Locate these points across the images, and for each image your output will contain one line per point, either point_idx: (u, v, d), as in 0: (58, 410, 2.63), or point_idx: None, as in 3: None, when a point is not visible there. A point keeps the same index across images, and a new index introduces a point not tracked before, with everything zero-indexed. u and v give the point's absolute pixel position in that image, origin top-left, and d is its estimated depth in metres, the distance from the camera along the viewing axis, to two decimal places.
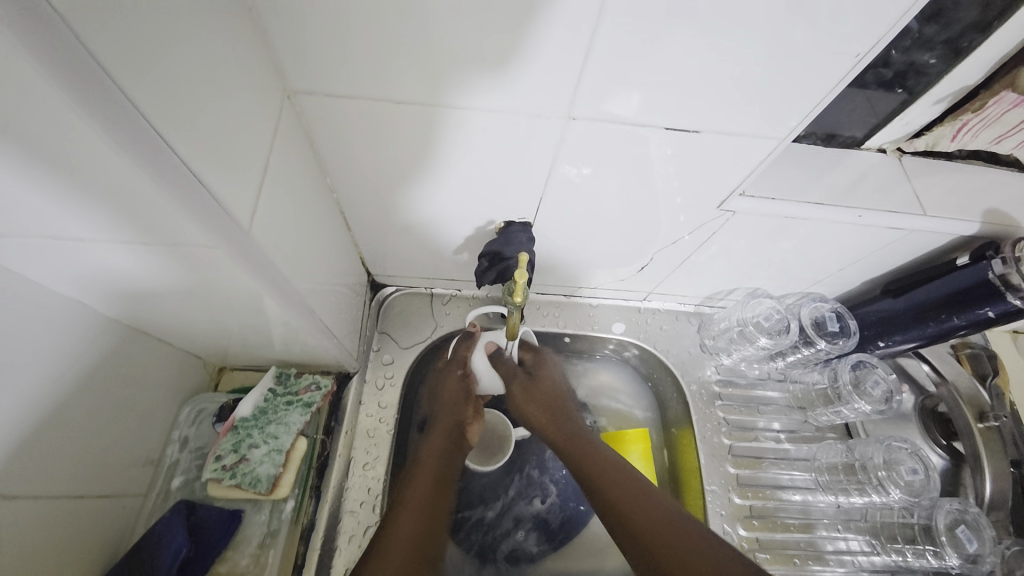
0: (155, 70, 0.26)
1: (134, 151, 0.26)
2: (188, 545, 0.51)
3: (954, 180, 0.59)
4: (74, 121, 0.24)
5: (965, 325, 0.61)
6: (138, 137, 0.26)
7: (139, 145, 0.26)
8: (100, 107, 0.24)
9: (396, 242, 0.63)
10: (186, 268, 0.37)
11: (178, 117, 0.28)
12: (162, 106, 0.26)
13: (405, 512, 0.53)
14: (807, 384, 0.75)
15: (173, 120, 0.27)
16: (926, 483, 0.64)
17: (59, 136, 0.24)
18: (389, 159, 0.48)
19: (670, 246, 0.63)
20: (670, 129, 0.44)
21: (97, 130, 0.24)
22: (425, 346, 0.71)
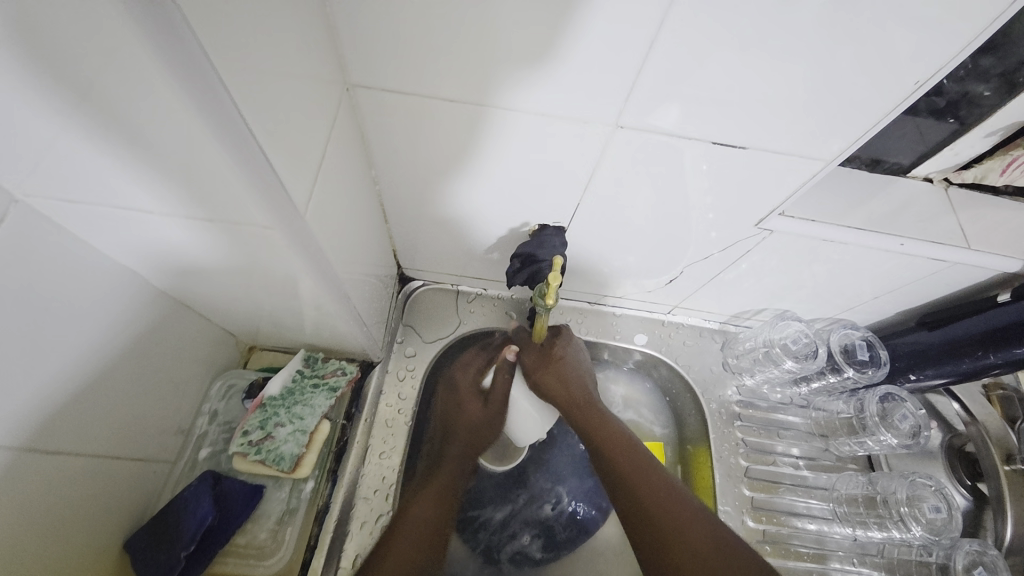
0: (249, 67, 0.28)
1: (218, 134, 0.27)
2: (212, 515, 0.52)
3: (1001, 215, 0.57)
4: (169, 100, 0.25)
5: (1001, 364, 0.59)
6: (226, 125, 0.27)
7: (221, 125, 0.27)
8: (194, 93, 0.25)
9: (429, 237, 0.64)
10: (238, 247, 0.39)
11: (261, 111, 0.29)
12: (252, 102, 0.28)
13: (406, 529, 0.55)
14: (830, 412, 0.74)
15: (257, 107, 0.29)
16: (948, 523, 0.61)
17: (152, 113, 0.26)
18: (434, 155, 0.49)
19: (702, 261, 0.63)
20: (715, 144, 0.44)
21: (189, 112, 0.26)
22: (448, 342, 0.72)
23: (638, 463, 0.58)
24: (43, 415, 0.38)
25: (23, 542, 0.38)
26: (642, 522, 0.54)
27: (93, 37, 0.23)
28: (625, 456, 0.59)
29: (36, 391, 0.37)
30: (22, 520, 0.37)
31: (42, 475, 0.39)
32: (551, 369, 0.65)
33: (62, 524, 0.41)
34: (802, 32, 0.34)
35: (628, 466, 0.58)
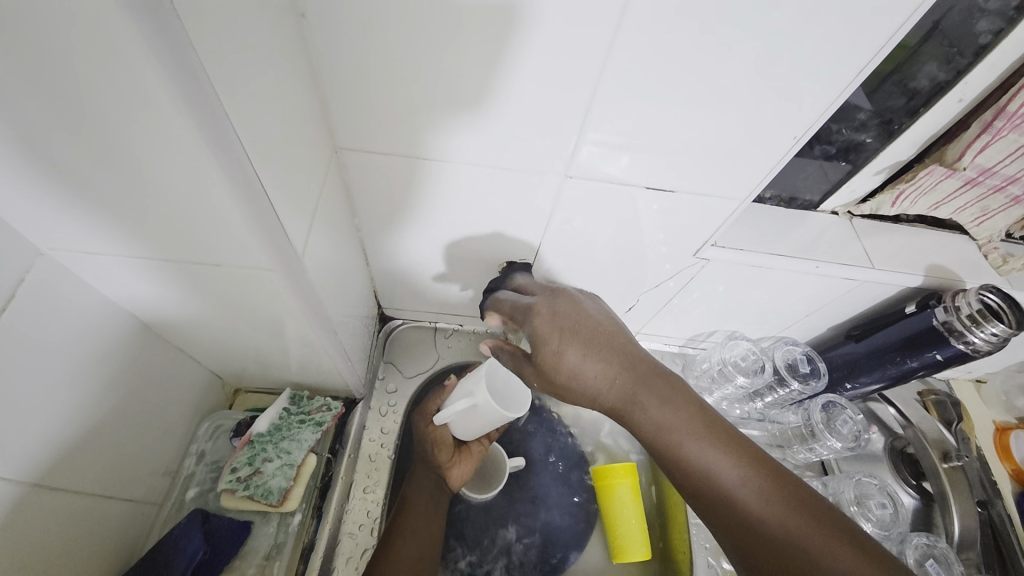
0: (265, 144, 0.34)
1: (241, 196, 0.33)
2: (203, 549, 0.53)
3: (898, 239, 0.67)
4: (205, 172, 0.31)
5: (922, 367, 0.67)
6: (248, 189, 0.33)
7: (244, 189, 0.33)
8: (226, 166, 0.31)
9: (408, 276, 0.69)
10: (235, 288, 0.43)
11: (271, 174, 0.35)
12: (264, 168, 0.34)
13: (403, 542, 0.56)
14: (784, 423, 0.81)
15: (266, 167, 0.35)
16: (895, 518, 0.67)
17: (184, 183, 0.32)
18: (411, 205, 0.56)
19: (655, 290, 0.70)
20: (650, 188, 0.53)
21: (221, 181, 0.31)
22: (427, 376, 0.76)
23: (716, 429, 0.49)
24: (48, 454, 0.41)
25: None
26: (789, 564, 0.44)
27: (141, 124, 0.28)
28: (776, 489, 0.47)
29: (40, 434, 0.40)
30: (23, 557, 0.39)
31: (44, 510, 0.41)
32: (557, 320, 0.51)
33: (50, 569, 0.42)
34: (704, 103, 0.43)
35: (686, 423, 0.50)
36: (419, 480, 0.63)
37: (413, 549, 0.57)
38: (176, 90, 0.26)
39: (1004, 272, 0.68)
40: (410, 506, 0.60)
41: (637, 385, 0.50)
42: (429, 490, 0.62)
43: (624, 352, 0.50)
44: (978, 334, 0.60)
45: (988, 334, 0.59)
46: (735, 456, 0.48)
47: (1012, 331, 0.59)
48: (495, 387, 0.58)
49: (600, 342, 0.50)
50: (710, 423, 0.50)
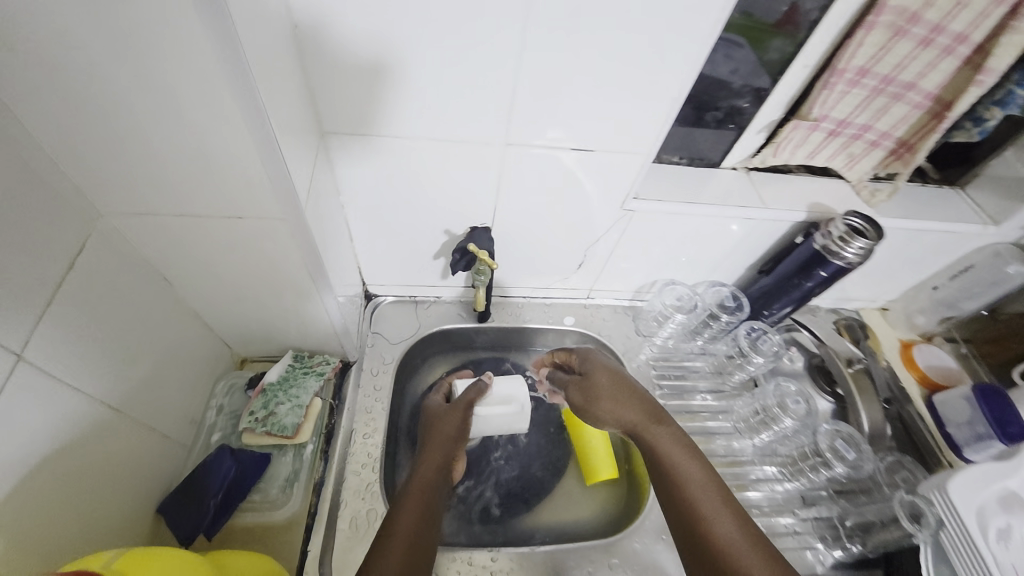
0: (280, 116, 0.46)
1: (268, 156, 0.44)
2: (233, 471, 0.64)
3: (786, 184, 0.83)
4: (242, 137, 0.42)
5: (815, 287, 0.81)
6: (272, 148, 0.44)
7: (271, 149, 0.44)
8: (260, 132, 0.42)
9: (388, 250, 0.81)
10: (253, 241, 0.54)
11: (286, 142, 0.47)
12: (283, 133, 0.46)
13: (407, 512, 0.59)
14: (717, 354, 0.95)
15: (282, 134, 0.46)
16: (808, 411, 0.83)
17: (224, 146, 0.43)
18: (385, 179, 0.68)
19: (596, 244, 0.83)
20: (575, 149, 0.66)
21: (253, 143, 0.43)
22: (410, 342, 0.88)
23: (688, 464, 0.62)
24: (105, 382, 0.50)
25: (85, 483, 0.48)
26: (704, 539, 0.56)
27: (192, 100, 0.39)
28: (713, 491, 0.59)
29: (99, 364, 0.49)
30: (87, 463, 0.48)
31: (100, 431, 0.50)
32: (590, 389, 0.73)
33: (104, 488, 0.51)
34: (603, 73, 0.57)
35: (665, 436, 0.65)
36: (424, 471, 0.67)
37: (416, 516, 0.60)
38: (223, 71, 0.37)
39: (874, 204, 0.83)
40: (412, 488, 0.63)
41: (637, 416, 0.68)
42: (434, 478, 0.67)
43: (633, 400, 0.70)
44: (848, 249, 0.73)
45: (856, 248, 0.73)
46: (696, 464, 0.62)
47: (874, 242, 0.72)
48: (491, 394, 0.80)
49: (615, 394, 0.70)
50: (677, 437, 0.65)
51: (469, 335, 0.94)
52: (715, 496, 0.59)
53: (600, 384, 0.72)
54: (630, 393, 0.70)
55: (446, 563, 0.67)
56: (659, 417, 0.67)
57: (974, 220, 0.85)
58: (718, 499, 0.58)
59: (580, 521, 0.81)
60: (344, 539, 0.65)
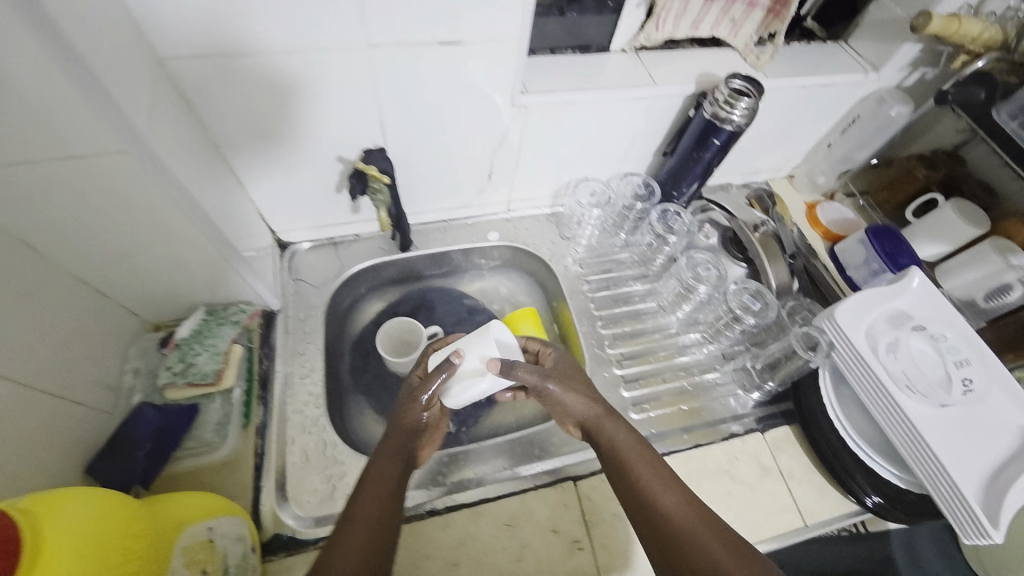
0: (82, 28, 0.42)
1: (70, 72, 0.42)
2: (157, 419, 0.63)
3: (674, 59, 0.83)
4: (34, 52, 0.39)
5: (714, 157, 0.83)
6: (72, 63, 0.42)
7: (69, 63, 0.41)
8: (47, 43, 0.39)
9: (286, 189, 0.78)
10: (93, 183, 0.51)
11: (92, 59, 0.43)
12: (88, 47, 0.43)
13: (359, 522, 0.51)
14: (638, 244, 0.97)
15: (84, 48, 0.42)
16: (718, 275, 0.88)
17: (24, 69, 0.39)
18: (255, 108, 0.64)
19: (497, 150, 0.82)
20: (444, 44, 0.63)
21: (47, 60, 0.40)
22: (335, 284, 0.88)
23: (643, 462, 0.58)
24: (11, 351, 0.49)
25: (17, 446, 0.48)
26: (664, 533, 0.53)
27: None
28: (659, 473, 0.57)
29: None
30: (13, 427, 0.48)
31: (18, 396, 0.49)
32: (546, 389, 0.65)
33: (35, 449, 0.51)
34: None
35: (618, 430, 0.61)
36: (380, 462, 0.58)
37: (373, 521, 0.52)
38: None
39: (761, 67, 0.84)
40: (368, 487, 0.55)
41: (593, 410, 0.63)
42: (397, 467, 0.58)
43: (584, 392, 0.64)
44: (734, 112, 0.75)
45: (740, 110, 0.75)
46: (646, 453, 0.59)
47: (756, 101, 0.75)
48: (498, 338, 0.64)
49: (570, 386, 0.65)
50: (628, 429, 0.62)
51: (396, 267, 0.94)
52: (666, 478, 0.57)
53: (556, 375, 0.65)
54: (585, 389, 0.64)
55: None
56: (610, 412, 0.63)
57: (856, 68, 0.88)
58: (669, 483, 0.57)
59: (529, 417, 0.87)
60: (297, 469, 0.69)
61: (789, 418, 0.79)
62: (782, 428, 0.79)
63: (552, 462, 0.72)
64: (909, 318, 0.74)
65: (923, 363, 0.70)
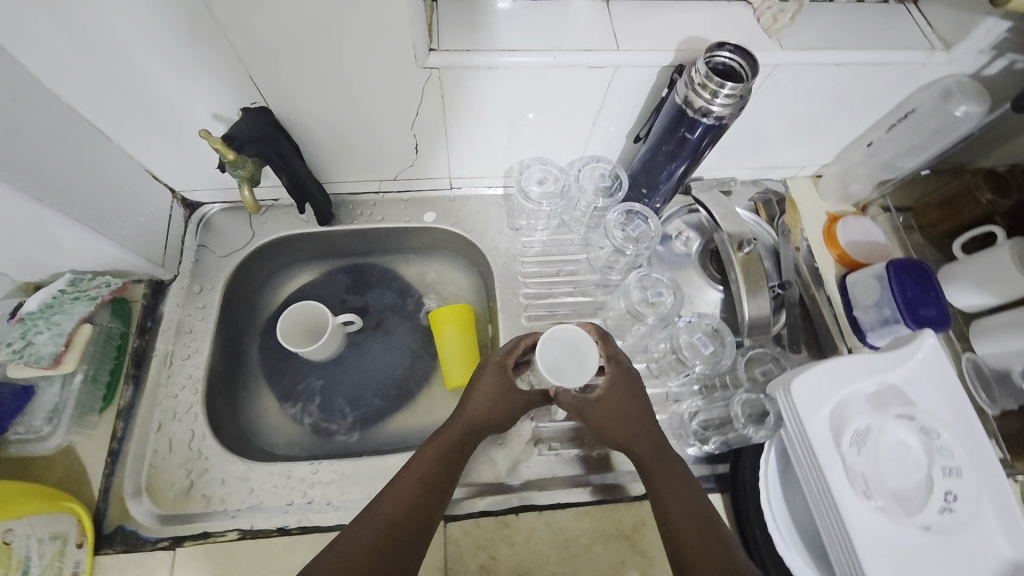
0: None
1: None
2: None
3: (653, 15, 0.63)
4: None
5: (690, 154, 0.66)
6: None
7: None
8: None
9: (173, 147, 0.68)
10: None
11: None
12: None
13: (371, 525, 0.53)
14: (596, 247, 0.82)
15: None
16: (671, 304, 0.73)
17: None
18: (86, 47, 0.53)
19: (419, 119, 0.68)
20: None
21: None
22: (241, 254, 0.79)
23: (690, 501, 0.55)
24: None
25: None
26: None
27: None
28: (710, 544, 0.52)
29: None
30: None
31: None
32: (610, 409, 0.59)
33: None
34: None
35: (681, 488, 0.56)
36: (426, 453, 0.59)
37: (384, 526, 0.53)
38: None
39: (776, 33, 0.63)
40: (405, 482, 0.56)
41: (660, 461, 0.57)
42: (441, 466, 0.58)
43: (648, 436, 0.59)
44: (716, 100, 0.56)
45: (724, 97, 0.55)
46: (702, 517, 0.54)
47: (747, 87, 0.55)
48: (556, 340, 0.62)
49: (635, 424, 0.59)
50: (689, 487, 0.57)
51: (317, 242, 0.83)
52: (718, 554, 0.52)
53: (615, 397, 0.60)
54: (659, 437, 0.59)
55: (262, 476, 0.64)
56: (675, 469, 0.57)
57: (915, 44, 0.65)
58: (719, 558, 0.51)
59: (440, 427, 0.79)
60: (156, 460, 0.64)
61: (722, 483, 0.66)
62: (710, 495, 0.65)
63: None
64: (896, 398, 0.57)
65: (895, 463, 0.54)
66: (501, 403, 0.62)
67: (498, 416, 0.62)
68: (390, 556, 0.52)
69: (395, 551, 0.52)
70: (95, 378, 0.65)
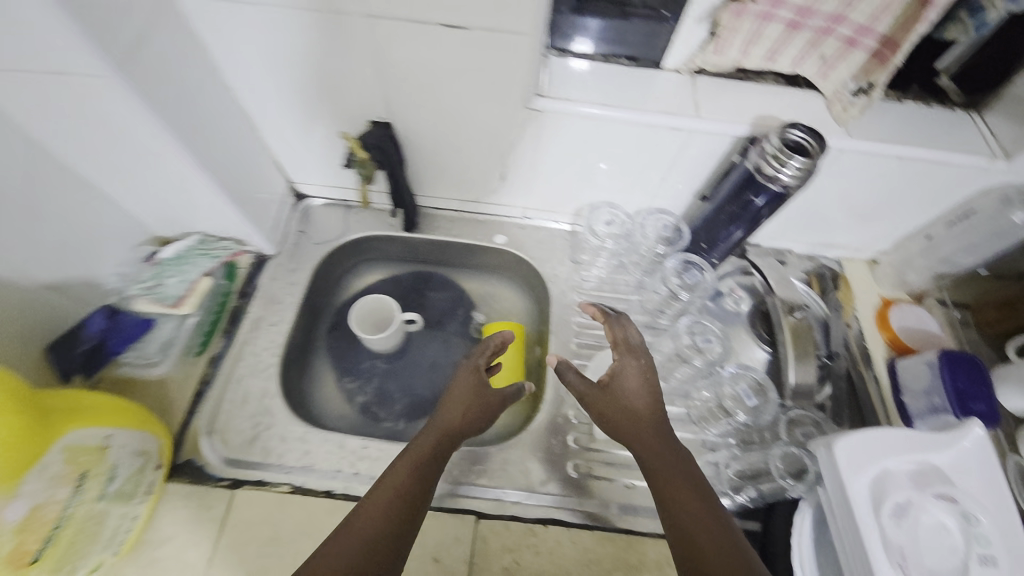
0: None
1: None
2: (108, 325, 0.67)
3: (733, 92, 0.71)
4: None
5: (754, 214, 0.72)
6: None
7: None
8: None
9: (303, 146, 0.81)
10: (73, 96, 0.52)
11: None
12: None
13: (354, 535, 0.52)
14: (651, 292, 0.85)
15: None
16: (720, 352, 0.78)
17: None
18: (262, 54, 0.65)
19: (512, 152, 0.77)
20: (446, 25, 0.58)
21: None
22: (334, 245, 0.89)
23: (704, 516, 0.52)
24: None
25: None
26: None
27: None
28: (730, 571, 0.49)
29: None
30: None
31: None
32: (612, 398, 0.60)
33: None
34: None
35: (693, 501, 0.53)
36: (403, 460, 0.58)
37: (371, 528, 0.52)
38: None
39: (844, 122, 0.69)
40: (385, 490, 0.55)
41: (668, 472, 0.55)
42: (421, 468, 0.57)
43: (658, 435, 0.58)
44: (784, 170, 0.62)
45: (793, 168, 0.62)
46: (719, 535, 0.51)
47: (812, 162, 0.61)
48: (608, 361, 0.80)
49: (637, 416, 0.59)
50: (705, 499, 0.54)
51: (398, 246, 0.93)
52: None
53: (630, 386, 0.60)
54: (669, 441, 0.57)
55: (318, 441, 0.70)
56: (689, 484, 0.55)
57: (980, 151, 0.69)
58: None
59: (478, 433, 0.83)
60: (231, 408, 0.71)
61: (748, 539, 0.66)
62: None
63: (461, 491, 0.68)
64: (940, 479, 0.57)
65: (935, 544, 0.54)
66: (471, 407, 0.63)
67: (476, 420, 0.62)
68: (382, 560, 0.51)
69: (386, 556, 0.51)
70: (200, 325, 0.74)
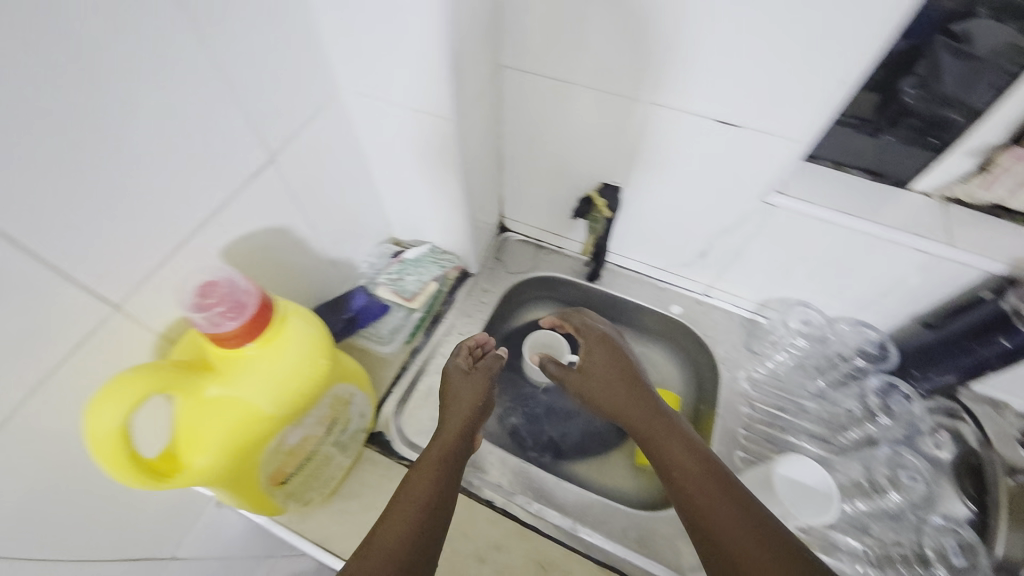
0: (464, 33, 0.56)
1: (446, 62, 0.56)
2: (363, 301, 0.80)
3: (992, 228, 0.67)
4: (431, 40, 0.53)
5: (994, 357, 0.67)
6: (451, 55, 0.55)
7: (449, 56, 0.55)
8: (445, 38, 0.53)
9: (527, 192, 0.92)
10: (414, 129, 0.66)
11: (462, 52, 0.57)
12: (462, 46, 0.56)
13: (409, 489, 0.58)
14: (837, 404, 0.82)
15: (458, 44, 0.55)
16: (922, 493, 0.71)
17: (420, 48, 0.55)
18: (538, 118, 0.76)
19: (724, 235, 0.81)
20: (719, 121, 0.65)
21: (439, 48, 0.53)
22: (523, 277, 0.99)
23: (723, 499, 0.51)
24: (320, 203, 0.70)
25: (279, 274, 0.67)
26: None
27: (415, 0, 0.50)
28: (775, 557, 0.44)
29: (322, 193, 0.69)
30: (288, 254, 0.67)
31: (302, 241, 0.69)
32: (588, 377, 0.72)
33: (294, 273, 0.70)
34: (781, 32, 0.54)
35: (707, 485, 0.52)
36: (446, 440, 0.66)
37: (421, 482, 0.58)
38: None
39: None
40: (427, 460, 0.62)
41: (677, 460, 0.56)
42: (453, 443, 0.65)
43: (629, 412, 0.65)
44: None
45: None
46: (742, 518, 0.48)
47: None
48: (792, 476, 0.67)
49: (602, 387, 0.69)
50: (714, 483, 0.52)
51: (576, 292, 1.01)
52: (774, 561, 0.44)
53: (601, 366, 0.71)
54: (673, 432, 0.60)
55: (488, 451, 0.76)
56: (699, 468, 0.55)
57: None
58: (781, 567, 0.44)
59: (620, 491, 0.85)
60: (421, 397, 0.81)
61: None
62: None
63: (614, 546, 0.70)
64: None
65: None
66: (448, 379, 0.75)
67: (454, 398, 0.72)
68: (439, 516, 0.55)
69: (440, 513, 0.56)
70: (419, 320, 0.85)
